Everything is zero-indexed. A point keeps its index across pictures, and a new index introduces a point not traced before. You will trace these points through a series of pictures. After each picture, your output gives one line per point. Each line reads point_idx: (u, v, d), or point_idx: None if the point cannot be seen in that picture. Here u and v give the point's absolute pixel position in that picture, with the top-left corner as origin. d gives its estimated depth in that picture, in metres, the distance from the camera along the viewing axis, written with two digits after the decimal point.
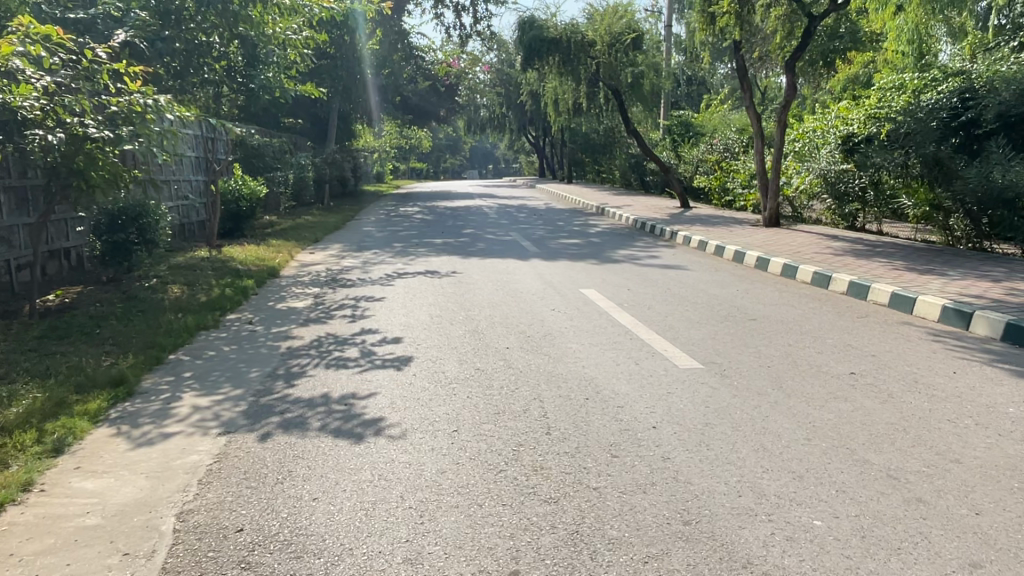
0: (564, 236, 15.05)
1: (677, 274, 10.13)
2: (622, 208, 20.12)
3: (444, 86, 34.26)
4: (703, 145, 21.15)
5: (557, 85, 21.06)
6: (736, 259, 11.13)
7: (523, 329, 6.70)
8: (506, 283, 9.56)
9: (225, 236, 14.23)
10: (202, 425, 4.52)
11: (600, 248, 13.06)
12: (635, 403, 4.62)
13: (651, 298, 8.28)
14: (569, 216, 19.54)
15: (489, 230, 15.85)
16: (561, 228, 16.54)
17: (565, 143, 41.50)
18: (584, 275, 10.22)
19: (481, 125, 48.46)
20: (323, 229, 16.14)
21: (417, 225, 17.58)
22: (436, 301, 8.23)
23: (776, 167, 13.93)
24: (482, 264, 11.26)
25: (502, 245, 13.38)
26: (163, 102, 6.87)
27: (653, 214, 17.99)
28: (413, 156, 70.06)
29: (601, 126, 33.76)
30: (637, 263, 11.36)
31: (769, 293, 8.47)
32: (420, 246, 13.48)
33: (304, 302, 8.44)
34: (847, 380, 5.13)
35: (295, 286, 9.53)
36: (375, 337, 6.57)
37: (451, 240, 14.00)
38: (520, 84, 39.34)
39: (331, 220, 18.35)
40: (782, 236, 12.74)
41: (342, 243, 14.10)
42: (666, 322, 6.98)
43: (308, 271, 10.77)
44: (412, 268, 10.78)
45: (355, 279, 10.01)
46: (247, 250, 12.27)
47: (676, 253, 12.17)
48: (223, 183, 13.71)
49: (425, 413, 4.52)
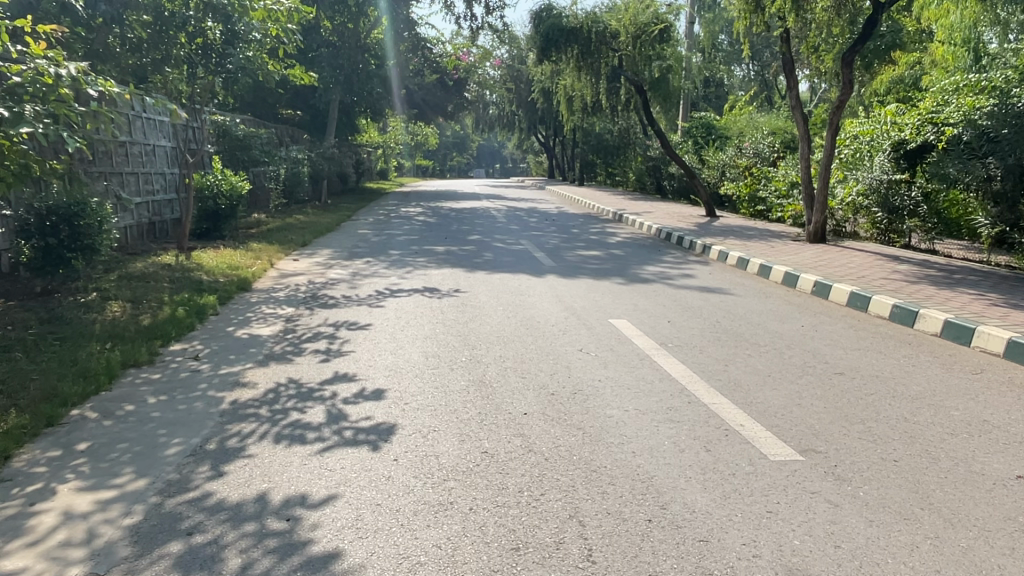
0: (580, 246, 13.47)
1: (722, 300, 8.51)
2: (642, 215, 18.55)
3: (452, 80, 32.74)
4: (730, 150, 19.56)
5: (575, 79, 19.47)
6: (786, 282, 9.53)
7: (543, 382, 5.10)
8: (517, 304, 7.96)
9: (201, 237, 12.68)
10: (63, 555, 2.95)
11: (623, 262, 11.48)
12: (726, 537, 3.04)
13: (699, 334, 6.67)
14: (583, 223, 17.97)
15: (497, 237, 14.29)
16: (577, 237, 14.96)
17: (577, 143, 39.93)
18: (610, 297, 8.61)
19: (490, 123, 46.90)
20: (313, 230, 14.57)
21: (419, 228, 16.03)
22: (432, 331, 6.63)
23: (825, 176, 12.30)
24: (489, 280, 9.68)
25: (512, 256, 11.84)
26: (80, 72, 5.25)
27: (678, 223, 16.39)
28: (419, 152, 68.56)
29: (616, 126, 32.18)
30: (669, 282, 9.77)
31: (845, 333, 6.85)
32: (420, 254, 11.94)
33: (272, 328, 6.87)
34: (1021, 492, 3.53)
35: (266, 304, 7.95)
36: (349, 390, 4.98)
37: (455, 249, 12.45)
38: (532, 81, 37.76)
39: (324, 219, 16.81)
40: (833, 254, 11.13)
41: (332, 249, 12.54)
42: (728, 374, 5.38)
43: (287, 283, 9.21)
44: (407, 283, 9.20)
45: (341, 296, 8.44)
46: (221, 255, 10.71)
47: (713, 272, 10.58)
48: (200, 178, 12.19)
49: (405, 548, 2.94)
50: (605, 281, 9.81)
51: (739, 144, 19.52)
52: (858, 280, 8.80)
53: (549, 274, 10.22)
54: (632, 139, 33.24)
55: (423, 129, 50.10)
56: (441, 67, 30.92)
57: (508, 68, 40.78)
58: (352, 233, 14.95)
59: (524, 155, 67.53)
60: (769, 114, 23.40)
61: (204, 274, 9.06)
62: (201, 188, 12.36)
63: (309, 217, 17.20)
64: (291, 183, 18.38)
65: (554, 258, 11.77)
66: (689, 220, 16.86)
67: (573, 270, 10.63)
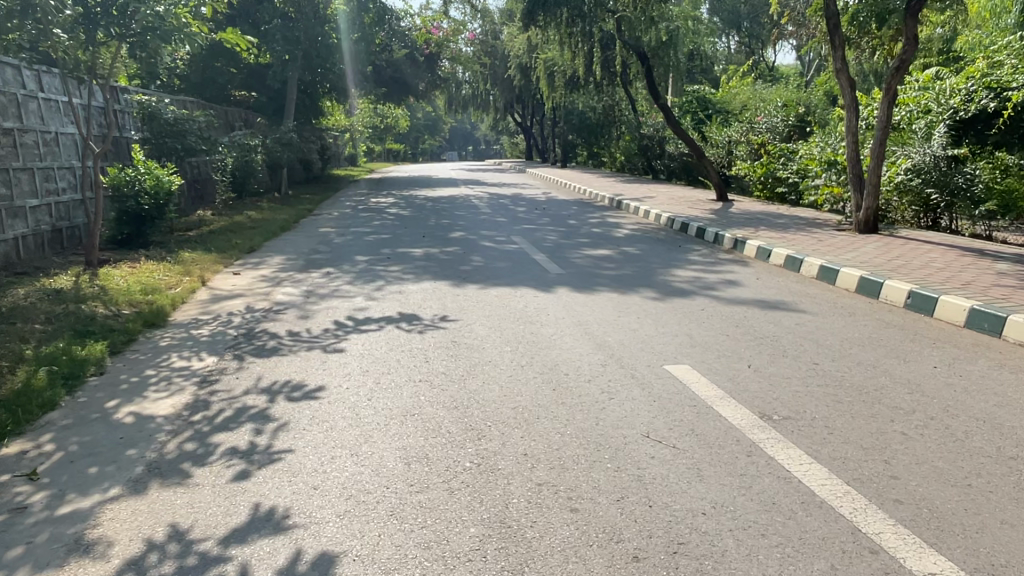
0: (584, 243, 11.34)
1: (797, 320, 6.41)
2: (643, 200, 16.44)
3: (423, 56, 30.25)
4: (740, 126, 17.46)
5: (563, 48, 17.30)
6: (861, 290, 7.48)
7: (614, 526, 2.98)
8: (526, 337, 5.80)
9: (120, 245, 10.29)
10: None
11: (644, 264, 9.36)
12: None
13: (803, 391, 4.57)
14: (578, 212, 15.80)
15: (484, 234, 12.09)
16: (577, 230, 12.83)
17: (557, 122, 37.71)
18: (647, 319, 6.47)
19: (463, 104, 44.41)
20: (264, 230, 12.27)
21: (392, 223, 13.74)
22: (413, 403, 4.43)
23: (878, 155, 10.22)
24: (483, 296, 7.48)
25: (505, 258, 9.66)
26: None
27: (689, 210, 14.30)
28: (390, 136, 65.81)
29: (601, 102, 30.03)
30: (713, 293, 7.64)
31: (1005, 380, 4.81)
32: (392, 259, 9.72)
33: (174, 400, 4.62)
34: None
35: (180, 352, 5.69)
36: (270, 563, 2.77)
37: (436, 251, 10.26)
38: (509, 56, 35.41)
39: (281, 216, 14.50)
40: (900, 247, 9.09)
41: (285, 255, 10.26)
42: (906, 488, 3.30)
43: (216, 314, 6.94)
44: (375, 306, 6.99)
45: (286, 331, 6.21)
46: (136, 273, 8.38)
47: (760, 276, 8.50)
48: (116, 176, 9.88)
49: None
50: (632, 292, 7.65)
51: (751, 118, 17.41)
52: (967, 288, 6.76)
53: (557, 283, 8.05)
54: (618, 116, 31.02)
55: (392, 111, 47.58)
56: (412, 42, 28.76)
57: (481, 43, 38.30)
58: (312, 232, 12.64)
59: (500, 136, 65.04)
60: (776, 86, 21.27)
61: (103, 305, 6.75)
62: (118, 185, 10.00)
63: (262, 213, 14.84)
64: (241, 172, 15.97)
65: (558, 260, 9.62)
66: (701, 206, 14.74)
67: (585, 277, 8.46)
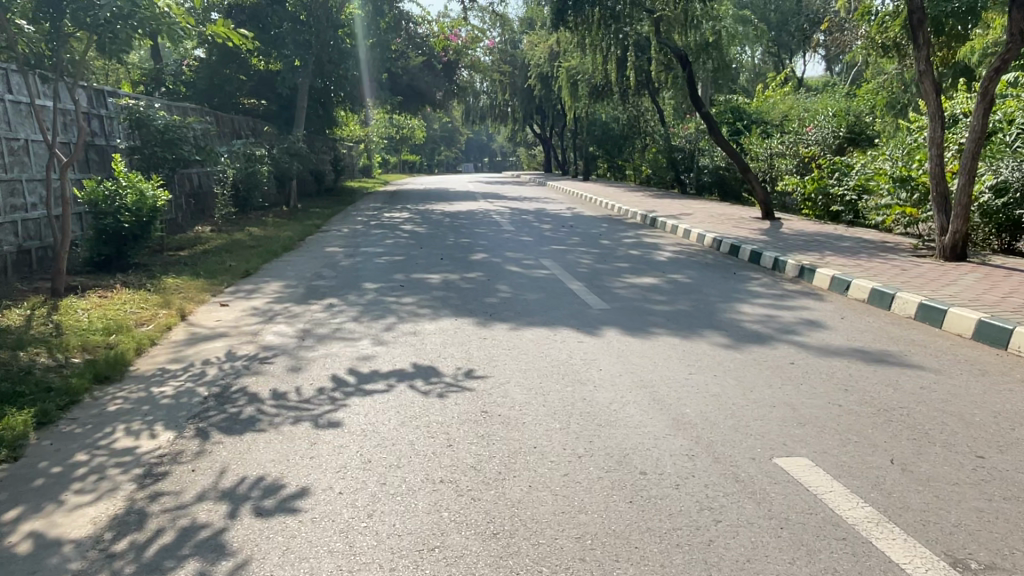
0: (623, 268, 10.00)
1: (920, 382, 5.02)
2: (680, 218, 15.10)
3: (441, 63, 29.09)
4: (786, 139, 16.04)
5: (592, 53, 16.01)
6: (980, 337, 6.07)
7: None
8: (578, 408, 4.43)
9: (97, 269, 9.04)
10: None
11: (700, 297, 7.99)
12: None
13: (990, 511, 3.19)
14: (609, 230, 14.46)
15: (510, 256, 10.79)
16: (613, 251, 11.49)
17: (580, 134, 36.49)
18: (725, 376, 5.11)
19: (481, 115, 43.34)
20: (264, 250, 11.03)
21: (406, 242, 12.47)
22: (431, 527, 3.07)
23: (970, 171, 8.79)
24: (515, 339, 6.13)
25: (536, 287, 8.32)
26: None
27: (734, 230, 12.92)
28: (406, 147, 64.94)
29: (627, 111, 28.78)
30: (795, 338, 6.25)
31: None
32: (407, 288, 8.42)
33: (98, 511, 3.30)
34: None
35: (128, 424, 4.37)
36: None
37: (456, 277, 8.95)
38: (529, 66, 34.22)
39: (286, 232, 13.28)
40: (1006, 281, 7.66)
41: (284, 281, 8.98)
42: None
43: (188, 362, 5.63)
44: (384, 355, 5.67)
45: (270, 390, 4.89)
46: (103, 306, 7.10)
47: (845, 315, 7.10)
48: (93, 189, 8.81)
49: None
50: (695, 335, 6.29)
51: (798, 130, 16.00)
52: None
53: (603, 323, 6.70)
54: (643, 127, 29.77)
55: (409, 122, 46.70)
56: (429, 49, 27.54)
57: (499, 52, 37.22)
58: (318, 252, 11.40)
59: (517, 148, 64.01)
60: (818, 97, 19.86)
61: (48, 353, 5.45)
62: (96, 200, 8.77)
63: (265, 229, 13.64)
64: (244, 186, 14.87)
65: (598, 291, 8.28)
66: (745, 225, 13.36)
67: (633, 314, 7.11)
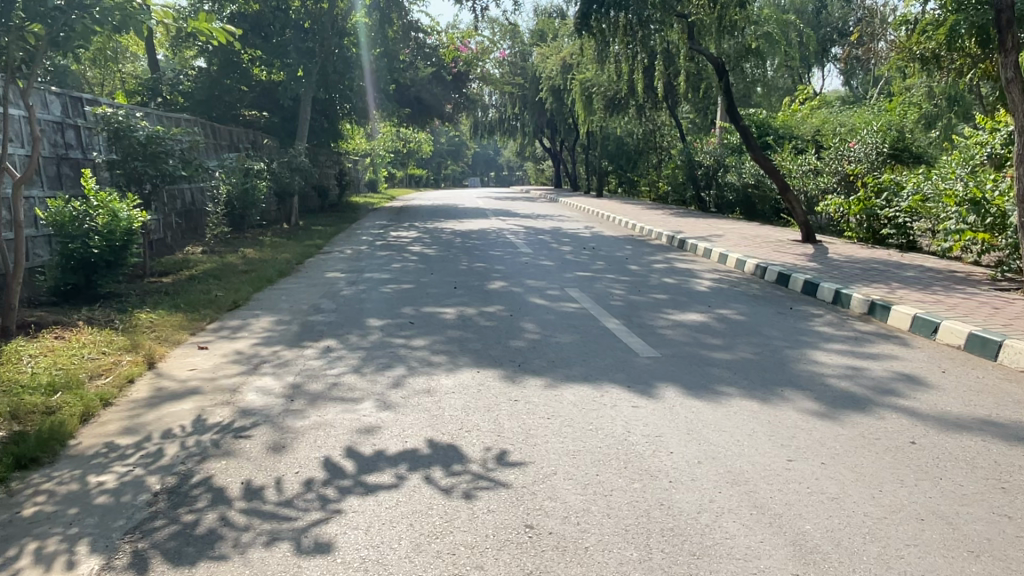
0: (661, 300, 8.84)
1: None
2: (710, 239, 13.95)
3: (450, 74, 28.10)
4: (826, 155, 14.85)
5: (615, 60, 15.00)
6: None
7: None
8: (656, 523, 3.25)
9: (63, 300, 7.90)
10: None
11: (763, 339, 6.80)
12: None
13: None
14: (635, 253, 13.31)
15: (531, 284, 9.64)
16: (645, 279, 10.32)
17: (591, 148, 35.50)
18: (836, 465, 3.92)
19: (489, 129, 42.30)
20: (258, 277, 9.90)
21: (414, 267, 11.32)
22: None
23: None
24: (554, 403, 4.94)
25: (569, 327, 7.14)
26: None
27: (776, 254, 11.74)
28: (412, 161, 64.07)
29: (642, 125, 27.74)
30: (900, 402, 5.05)
31: None
32: (417, 326, 7.26)
33: None
34: None
35: (43, 542, 3.19)
36: None
37: (474, 313, 7.78)
38: (541, 79, 33.27)
39: (283, 255, 12.17)
40: None
41: (276, 316, 7.82)
42: None
43: (145, 433, 4.46)
44: (391, 426, 4.49)
45: (242, 482, 3.71)
46: (55, 351, 5.93)
47: (945, 367, 5.90)
48: (59, 209, 7.72)
49: None
50: (775, 398, 5.10)
51: (838, 146, 14.81)
52: None
53: (658, 378, 5.51)
54: (660, 142, 28.66)
55: (415, 134, 45.69)
56: (439, 59, 26.70)
57: (509, 64, 36.21)
58: (316, 279, 10.26)
59: (524, 162, 63.04)
60: (853, 112, 18.68)
61: None
62: (61, 222, 7.64)
63: (261, 251, 12.53)
64: (240, 202, 14.05)
65: (641, 332, 7.09)
66: (787, 250, 12.18)
67: (692, 365, 5.91)
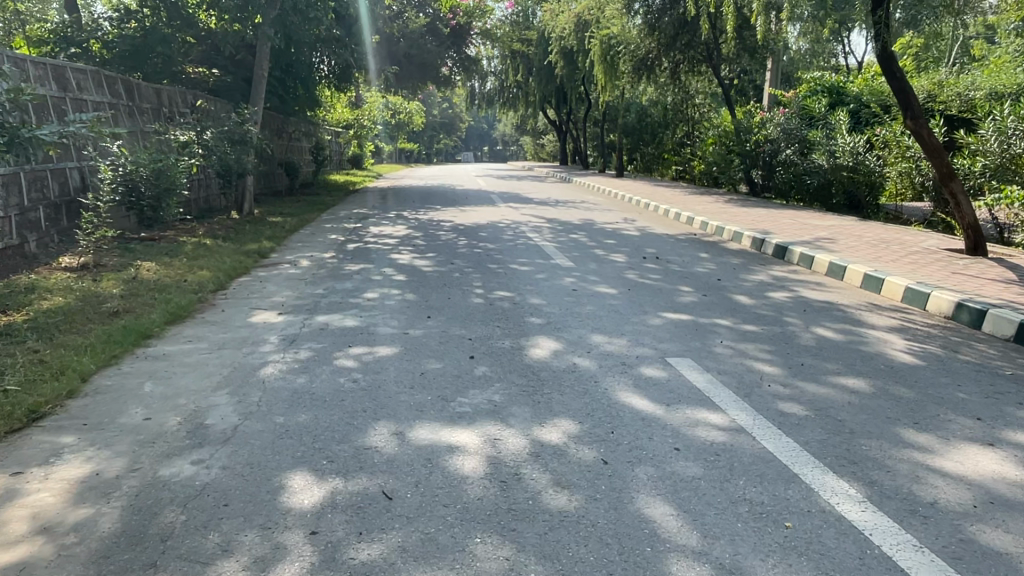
0: (864, 394, 4.67)
1: None
2: (824, 246, 9.77)
3: (447, 28, 23.80)
4: (982, 126, 10.61)
5: None
6: None
7: None
8: None
9: None
10: None
11: None
12: None
13: None
14: (722, 269, 9.15)
15: (605, 349, 5.48)
16: (785, 331, 6.18)
17: (606, 122, 31.34)
18: None
19: (488, 99, 37.90)
20: (127, 331, 5.71)
21: (398, 298, 7.13)
22: None
23: None
24: None
25: (767, 531, 2.97)
26: None
27: (959, 277, 7.59)
28: (402, 136, 59.66)
29: (674, 93, 23.53)
30: None
31: None
32: (403, 514, 3.08)
33: None
34: None
35: None
36: None
37: (525, 463, 3.57)
38: (551, 41, 29.02)
39: (196, 274, 7.96)
40: None
41: (96, 461, 3.63)
42: None
43: None
44: None
45: None
46: None
47: None
48: None
49: None
50: None
51: (1001, 115, 10.48)
52: None
53: None
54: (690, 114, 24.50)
55: (405, 103, 41.15)
56: (434, 10, 23.56)
57: (512, 22, 31.73)
58: (233, 329, 6.05)
59: (521, 135, 58.73)
60: (976, 72, 14.42)
61: None
62: None
63: (167, 265, 8.32)
64: (150, 188, 9.94)
65: (944, 543, 2.93)
66: (965, 267, 8.03)
67: None
